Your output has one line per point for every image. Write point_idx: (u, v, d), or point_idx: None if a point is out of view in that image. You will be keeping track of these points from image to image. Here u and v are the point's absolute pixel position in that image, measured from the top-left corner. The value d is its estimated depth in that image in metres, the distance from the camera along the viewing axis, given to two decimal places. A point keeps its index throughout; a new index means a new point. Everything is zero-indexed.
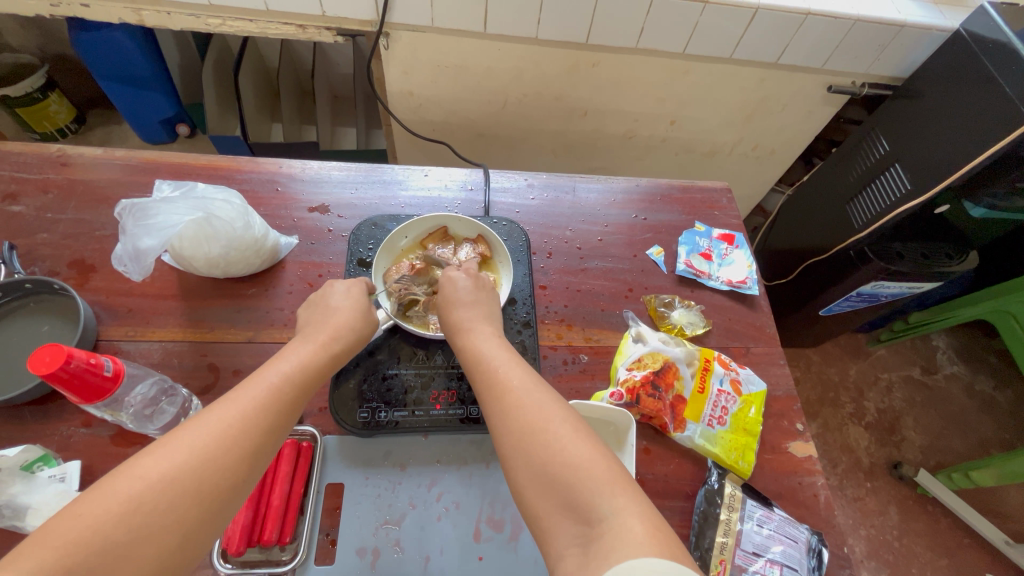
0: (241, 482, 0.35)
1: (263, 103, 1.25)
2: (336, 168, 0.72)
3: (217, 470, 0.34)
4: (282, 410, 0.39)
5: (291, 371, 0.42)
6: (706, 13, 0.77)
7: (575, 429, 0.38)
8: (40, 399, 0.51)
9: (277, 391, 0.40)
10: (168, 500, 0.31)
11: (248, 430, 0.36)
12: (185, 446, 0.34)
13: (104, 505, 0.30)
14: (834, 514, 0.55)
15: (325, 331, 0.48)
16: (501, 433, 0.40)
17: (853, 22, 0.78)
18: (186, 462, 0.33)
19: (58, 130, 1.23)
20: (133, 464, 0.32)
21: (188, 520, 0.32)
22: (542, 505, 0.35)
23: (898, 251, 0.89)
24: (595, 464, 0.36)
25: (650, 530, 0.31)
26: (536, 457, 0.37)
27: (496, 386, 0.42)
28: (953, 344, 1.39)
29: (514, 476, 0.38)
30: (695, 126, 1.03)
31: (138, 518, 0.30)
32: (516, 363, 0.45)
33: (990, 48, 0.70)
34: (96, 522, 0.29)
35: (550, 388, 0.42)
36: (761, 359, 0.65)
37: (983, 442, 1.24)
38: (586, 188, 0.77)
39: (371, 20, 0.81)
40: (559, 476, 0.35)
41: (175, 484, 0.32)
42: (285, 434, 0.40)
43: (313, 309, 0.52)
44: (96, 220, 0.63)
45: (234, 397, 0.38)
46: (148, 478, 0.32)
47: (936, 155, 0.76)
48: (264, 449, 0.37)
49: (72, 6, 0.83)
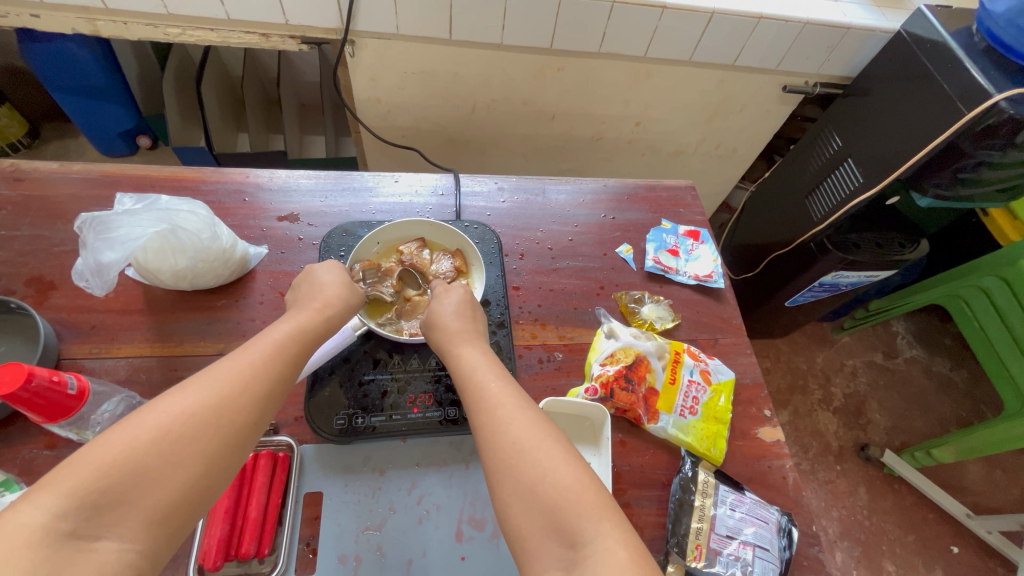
0: (255, 422, 0.37)
1: (228, 112, 1.23)
2: (305, 177, 0.72)
3: (233, 408, 0.36)
4: (289, 362, 0.42)
5: (293, 331, 0.44)
6: (664, 18, 0.80)
7: (565, 449, 0.39)
8: (2, 423, 0.49)
9: (284, 345, 0.42)
10: (193, 430, 0.34)
11: (260, 375, 0.39)
12: (203, 388, 0.36)
13: (133, 436, 0.32)
14: (802, 494, 0.57)
15: (317, 300, 0.50)
16: (489, 448, 0.40)
17: (802, 25, 0.82)
18: (206, 401, 0.35)
19: (9, 144, 1.18)
20: (158, 402, 0.34)
21: (210, 451, 0.34)
22: (525, 525, 0.36)
23: (855, 242, 0.93)
24: (583, 489, 0.37)
25: (633, 556, 0.33)
26: (524, 477, 0.37)
27: (484, 402, 0.42)
28: (911, 329, 1.46)
29: (499, 498, 0.38)
30: (660, 127, 1.06)
31: (165, 446, 0.32)
32: (504, 378, 0.45)
33: (928, 48, 0.74)
34: (129, 447, 0.32)
35: (537, 407, 0.43)
36: (729, 349, 0.67)
37: (943, 421, 1.31)
38: (556, 190, 0.78)
39: (336, 28, 0.80)
40: (547, 498, 0.36)
41: (196, 420, 0.34)
42: (259, 430, 0.38)
43: (299, 287, 0.53)
44: (54, 236, 0.61)
45: (243, 351, 0.40)
46: (172, 414, 0.34)
47: (887, 150, 0.80)
48: (232, 444, 0.35)
49: (22, 17, 0.80)
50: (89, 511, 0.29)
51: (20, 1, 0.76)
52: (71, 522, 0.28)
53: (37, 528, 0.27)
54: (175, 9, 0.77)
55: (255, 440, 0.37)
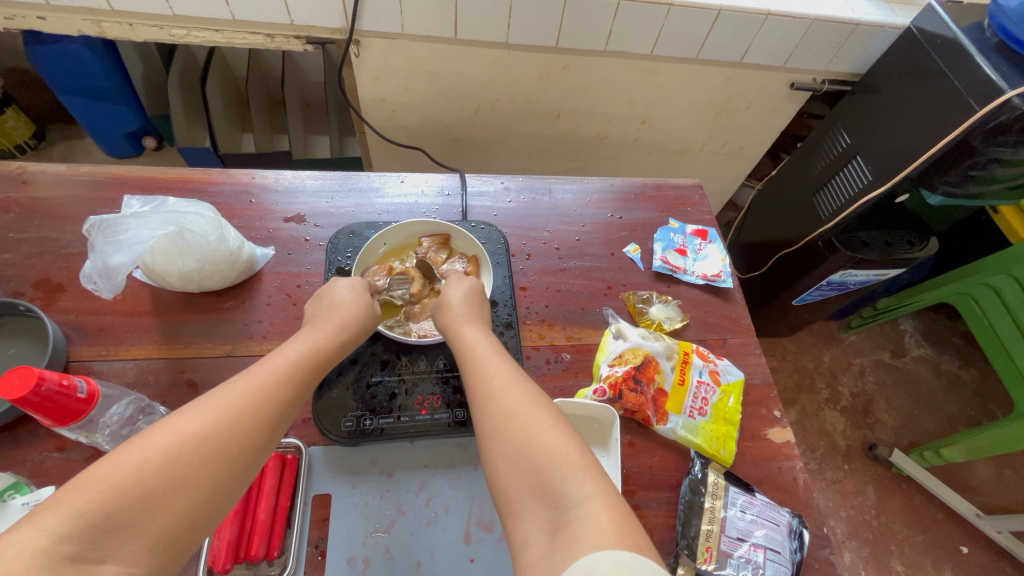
0: (261, 445, 0.38)
1: (233, 113, 1.23)
2: (311, 177, 0.72)
3: (242, 433, 0.36)
4: (298, 385, 0.42)
5: (307, 352, 0.45)
6: (671, 15, 0.79)
7: (555, 419, 0.39)
8: (12, 425, 0.49)
9: (294, 366, 0.43)
10: (200, 455, 0.34)
11: (271, 398, 0.39)
12: (214, 409, 0.36)
13: (143, 455, 0.32)
14: (813, 496, 0.57)
15: (333, 320, 0.50)
16: (483, 418, 0.40)
17: (811, 22, 0.81)
18: (215, 423, 0.35)
19: (16, 146, 1.19)
20: (168, 422, 0.34)
21: (217, 477, 0.34)
22: (513, 487, 0.36)
23: (864, 240, 0.93)
24: (569, 452, 0.36)
25: (616, 518, 0.32)
26: (513, 439, 0.37)
27: (482, 374, 0.43)
28: (919, 327, 1.45)
29: (491, 463, 0.38)
30: (667, 125, 1.06)
31: (174, 469, 0.32)
32: (502, 356, 0.46)
33: (938, 44, 0.74)
34: (137, 467, 0.31)
35: (534, 381, 0.43)
36: (738, 350, 0.66)
37: (951, 420, 1.30)
38: (562, 189, 0.78)
39: (341, 28, 0.80)
40: (533, 459, 0.36)
41: (206, 442, 0.34)
42: (266, 453, 0.38)
43: (319, 302, 0.53)
44: (62, 238, 0.61)
45: (255, 371, 0.41)
46: (183, 434, 0.34)
47: (894, 142, 0.79)
48: (239, 468, 0.35)
49: (28, 18, 0.80)
50: (93, 535, 0.29)
51: (26, 4, 0.76)
52: (74, 545, 0.28)
53: (38, 551, 0.27)
54: (180, 10, 0.77)
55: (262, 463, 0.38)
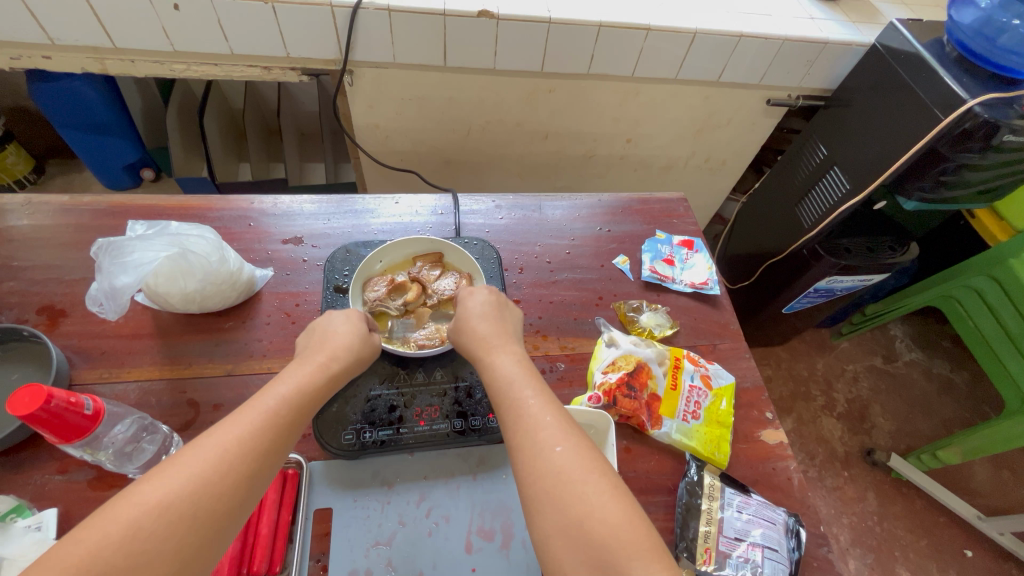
0: (239, 503, 0.36)
1: (229, 143, 1.26)
2: (308, 201, 0.74)
3: (213, 497, 0.35)
4: (279, 435, 0.40)
5: (289, 394, 0.42)
6: (649, 39, 0.83)
7: (605, 484, 0.39)
8: (13, 450, 0.50)
9: (273, 415, 0.40)
10: (165, 526, 0.32)
11: (246, 453, 0.37)
12: (184, 471, 0.35)
13: (106, 531, 0.31)
14: (807, 495, 0.58)
15: (326, 351, 0.49)
16: (528, 480, 0.40)
17: (781, 42, 0.86)
18: (183, 488, 0.34)
19: (16, 181, 1.21)
20: (133, 490, 0.33)
21: (182, 549, 0.33)
22: (566, 557, 0.36)
23: (847, 247, 0.95)
24: (628, 525, 0.37)
25: None
26: (569, 511, 0.37)
27: (524, 422, 0.42)
28: (909, 332, 1.47)
29: (541, 526, 0.38)
30: (650, 142, 1.09)
31: (135, 545, 0.31)
32: (543, 395, 0.45)
33: (903, 59, 0.78)
34: (100, 545, 0.31)
35: (582, 432, 0.43)
36: (728, 354, 0.68)
37: (947, 423, 1.31)
38: (552, 206, 0.80)
39: (335, 58, 0.84)
40: (591, 535, 0.36)
41: (171, 510, 0.33)
42: (245, 507, 0.37)
43: (311, 333, 0.52)
44: (65, 265, 0.63)
45: (231, 421, 0.39)
46: (147, 504, 0.33)
47: (870, 155, 0.83)
48: (212, 533, 0.34)
49: (33, 58, 0.83)
50: None
51: (31, 44, 0.79)
52: None
53: None
54: (181, 46, 0.80)
55: (241, 521, 0.36)
